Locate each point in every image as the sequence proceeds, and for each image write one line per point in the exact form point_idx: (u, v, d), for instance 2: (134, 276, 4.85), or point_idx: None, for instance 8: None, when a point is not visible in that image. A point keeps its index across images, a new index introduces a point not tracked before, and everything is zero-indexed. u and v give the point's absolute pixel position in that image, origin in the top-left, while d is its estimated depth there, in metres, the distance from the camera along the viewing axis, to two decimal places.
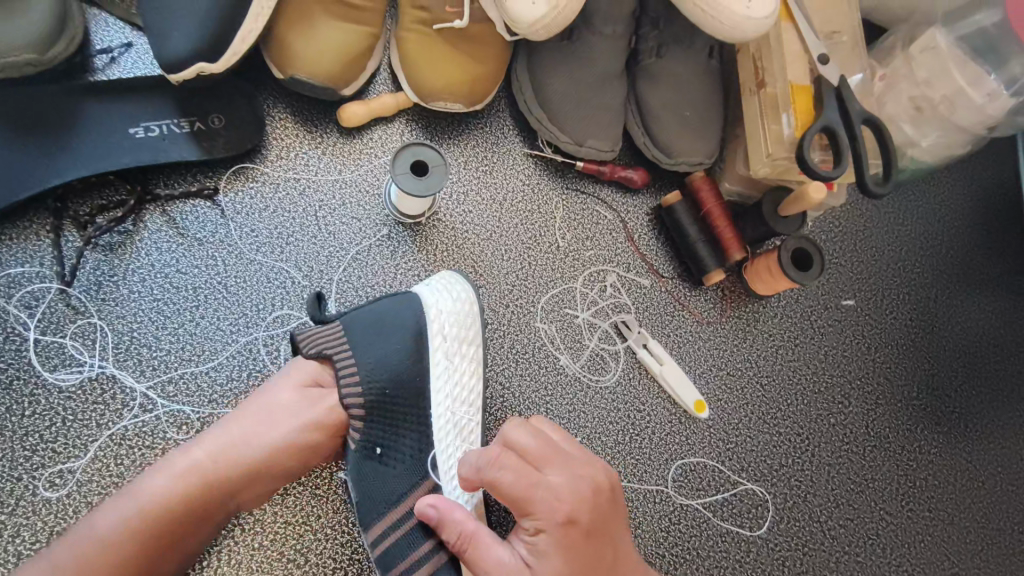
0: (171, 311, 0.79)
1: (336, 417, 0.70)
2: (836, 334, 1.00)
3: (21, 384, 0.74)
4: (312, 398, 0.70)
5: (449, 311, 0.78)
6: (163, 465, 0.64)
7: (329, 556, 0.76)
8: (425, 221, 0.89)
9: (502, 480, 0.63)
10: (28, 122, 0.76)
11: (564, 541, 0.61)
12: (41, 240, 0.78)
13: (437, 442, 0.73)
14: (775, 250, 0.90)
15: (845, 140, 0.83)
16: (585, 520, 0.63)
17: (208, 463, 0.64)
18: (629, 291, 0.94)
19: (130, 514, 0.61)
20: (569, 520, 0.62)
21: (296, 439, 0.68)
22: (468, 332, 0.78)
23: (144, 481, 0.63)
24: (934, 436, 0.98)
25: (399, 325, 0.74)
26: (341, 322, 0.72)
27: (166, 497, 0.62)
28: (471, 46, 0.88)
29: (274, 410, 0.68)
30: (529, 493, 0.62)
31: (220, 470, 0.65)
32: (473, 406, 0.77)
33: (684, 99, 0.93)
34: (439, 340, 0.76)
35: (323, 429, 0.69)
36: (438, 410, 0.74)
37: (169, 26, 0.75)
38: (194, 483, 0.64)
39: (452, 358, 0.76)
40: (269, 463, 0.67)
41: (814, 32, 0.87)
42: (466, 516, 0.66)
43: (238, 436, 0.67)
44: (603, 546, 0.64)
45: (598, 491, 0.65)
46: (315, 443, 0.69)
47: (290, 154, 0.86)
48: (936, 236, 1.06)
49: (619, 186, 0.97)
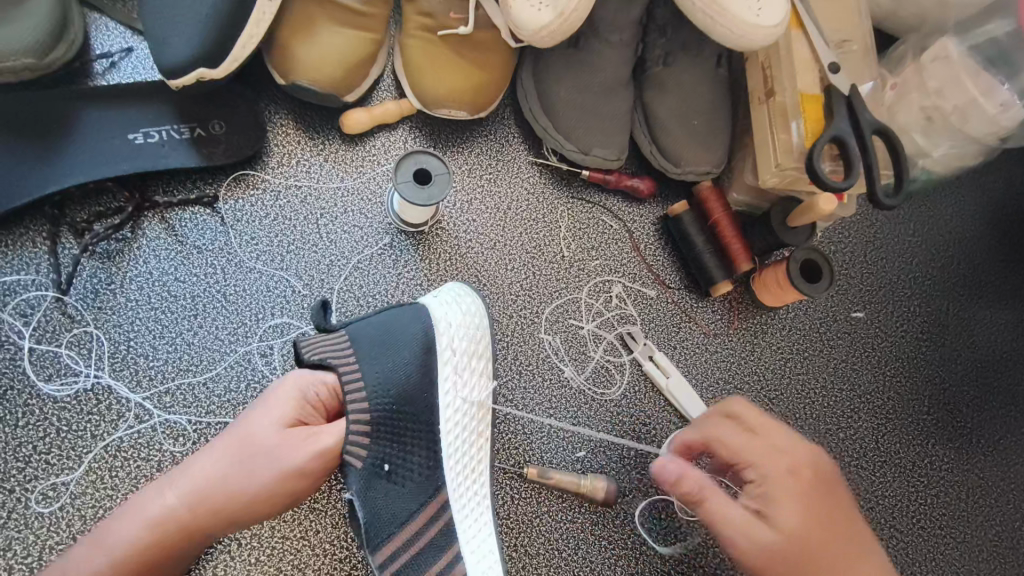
0: (169, 319, 0.78)
1: (325, 455, 0.65)
2: (845, 347, 0.98)
3: (15, 394, 0.73)
4: (298, 438, 0.64)
5: (460, 323, 0.75)
6: (136, 513, 0.62)
7: (326, 572, 0.75)
8: (428, 229, 0.88)
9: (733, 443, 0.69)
10: (26, 128, 0.75)
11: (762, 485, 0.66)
12: (37, 247, 0.76)
13: (445, 461, 0.71)
14: (783, 261, 0.89)
15: (856, 150, 0.82)
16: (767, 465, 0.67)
17: (184, 513, 0.62)
18: (634, 302, 0.93)
19: (101, 566, 0.59)
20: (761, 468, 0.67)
21: (280, 484, 0.63)
22: (479, 346, 0.76)
23: (115, 530, 0.61)
24: (945, 451, 0.96)
25: (406, 336, 0.72)
26: (346, 332, 0.71)
27: (139, 549, 0.60)
28: (475, 53, 0.87)
29: (256, 452, 0.63)
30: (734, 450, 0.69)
31: (197, 518, 0.62)
32: (483, 420, 0.75)
33: (692, 107, 0.92)
34: (448, 353, 0.73)
35: (308, 470, 0.64)
36: (445, 426, 0.72)
37: (171, 31, 0.74)
38: (164, 526, 0.61)
39: (462, 372, 0.74)
40: (247, 509, 0.63)
41: (824, 40, 0.86)
42: (702, 474, 0.68)
43: (216, 483, 0.62)
44: (832, 500, 0.66)
45: (819, 457, 0.69)
46: (301, 487, 0.65)
47: (291, 161, 0.85)
48: (946, 248, 1.04)
49: (625, 195, 0.96)
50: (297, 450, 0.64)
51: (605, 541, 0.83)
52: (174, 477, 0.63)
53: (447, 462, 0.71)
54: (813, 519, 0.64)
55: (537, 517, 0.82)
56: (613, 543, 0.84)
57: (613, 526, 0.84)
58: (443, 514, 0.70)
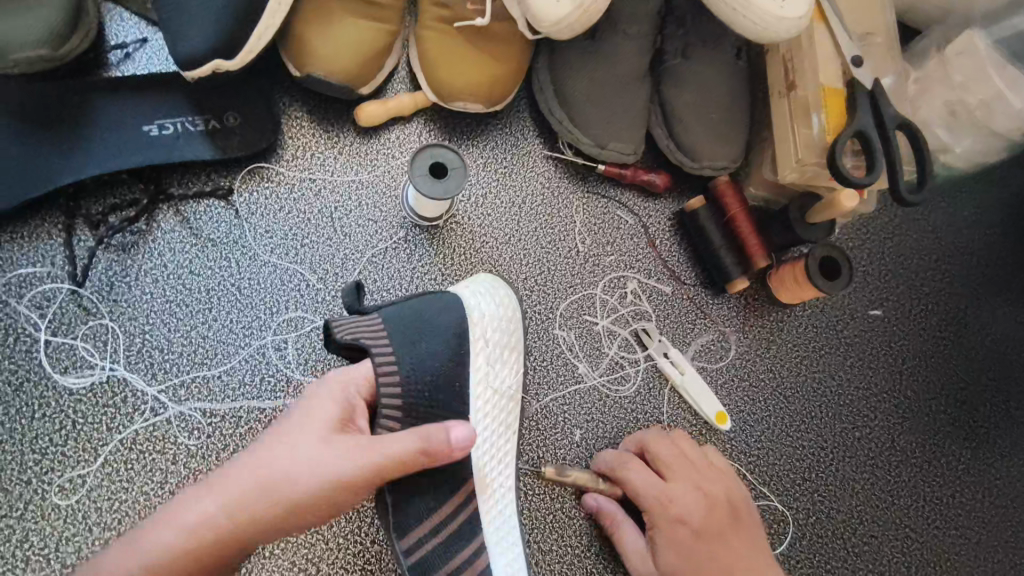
0: (184, 312, 0.78)
1: (376, 466, 0.58)
2: (862, 345, 0.97)
3: (31, 386, 0.73)
4: (341, 444, 0.59)
5: (492, 315, 0.77)
6: (172, 518, 0.57)
7: (341, 566, 0.75)
8: (442, 224, 0.87)
9: (689, 503, 0.75)
10: (42, 120, 0.75)
11: (700, 557, 0.72)
12: (53, 239, 0.76)
13: (474, 451, 0.72)
14: (801, 259, 0.88)
15: (879, 146, 0.81)
16: (710, 539, 0.73)
17: (223, 521, 0.56)
18: (649, 299, 0.92)
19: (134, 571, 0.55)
20: (711, 540, 0.73)
21: (328, 492, 0.57)
22: (510, 339, 0.78)
23: (152, 536, 0.57)
24: (962, 451, 0.95)
25: (439, 326, 0.71)
26: (381, 317, 0.69)
27: (176, 557, 0.55)
28: (492, 45, 0.86)
29: (300, 456, 0.58)
30: (684, 510, 0.74)
31: (239, 529, 0.56)
32: (512, 411, 0.78)
33: (710, 101, 0.90)
34: (481, 344, 0.75)
35: (358, 481, 0.58)
36: (477, 417, 0.73)
37: (186, 22, 0.74)
38: (198, 530, 0.56)
39: (494, 363, 0.76)
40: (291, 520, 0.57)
41: (847, 33, 0.84)
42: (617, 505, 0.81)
43: (261, 490, 0.57)
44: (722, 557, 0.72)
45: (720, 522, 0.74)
46: (344, 499, 0.58)
47: (306, 154, 0.85)
48: (967, 246, 1.02)
49: (641, 190, 0.95)
50: (347, 457, 0.58)
51: None
52: (214, 484, 0.59)
53: (477, 451, 0.73)
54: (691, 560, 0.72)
55: (551, 513, 0.82)
56: None
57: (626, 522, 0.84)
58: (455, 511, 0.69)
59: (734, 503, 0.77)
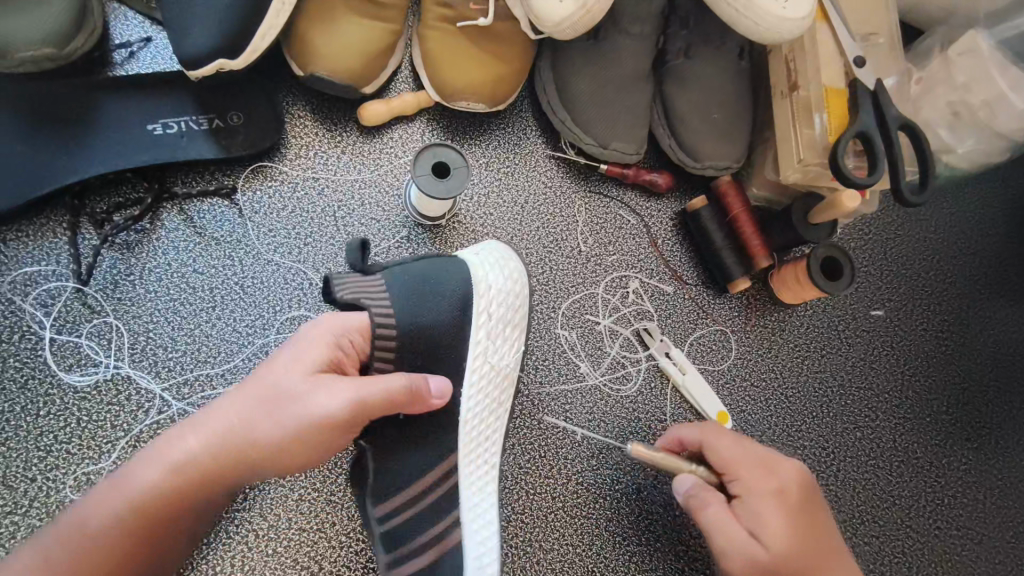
0: (187, 311, 0.78)
1: (352, 409, 0.60)
2: (864, 345, 0.97)
3: (36, 383, 0.73)
4: (318, 387, 0.60)
5: (498, 289, 0.76)
6: (156, 455, 0.59)
7: (342, 564, 0.75)
8: (445, 223, 0.87)
9: (786, 469, 0.71)
10: (47, 119, 0.75)
11: (808, 525, 0.67)
12: (57, 238, 0.77)
13: (474, 442, 0.73)
14: (803, 259, 0.88)
15: (881, 147, 0.81)
16: (809, 508, 0.69)
17: (204, 460, 0.58)
18: (651, 298, 0.92)
19: (120, 507, 0.57)
20: (811, 507, 0.69)
21: (306, 432, 0.59)
22: (514, 315, 0.77)
23: (138, 472, 0.58)
24: (964, 451, 0.95)
25: (442, 293, 0.71)
26: (385, 276, 0.69)
27: (160, 491, 0.58)
28: (495, 45, 0.86)
29: (278, 398, 0.60)
30: (785, 475, 0.70)
31: (217, 467, 0.59)
32: (506, 389, 0.76)
33: (713, 101, 0.90)
34: (483, 318, 0.74)
35: (334, 424, 0.59)
36: (470, 390, 0.73)
37: (190, 21, 0.74)
38: (180, 466, 0.58)
39: (495, 338, 0.75)
40: (270, 460, 0.59)
41: (849, 34, 0.84)
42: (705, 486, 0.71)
43: (239, 430, 0.59)
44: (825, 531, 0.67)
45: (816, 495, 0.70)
46: (322, 442, 0.60)
47: (309, 153, 0.85)
48: (969, 246, 1.02)
49: (643, 189, 0.95)
50: (324, 396, 0.59)
51: (619, 536, 0.83)
52: (200, 423, 0.61)
53: (463, 422, 0.72)
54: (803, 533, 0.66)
55: (553, 512, 0.82)
56: (627, 539, 0.83)
57: (627, 521, 0.84)
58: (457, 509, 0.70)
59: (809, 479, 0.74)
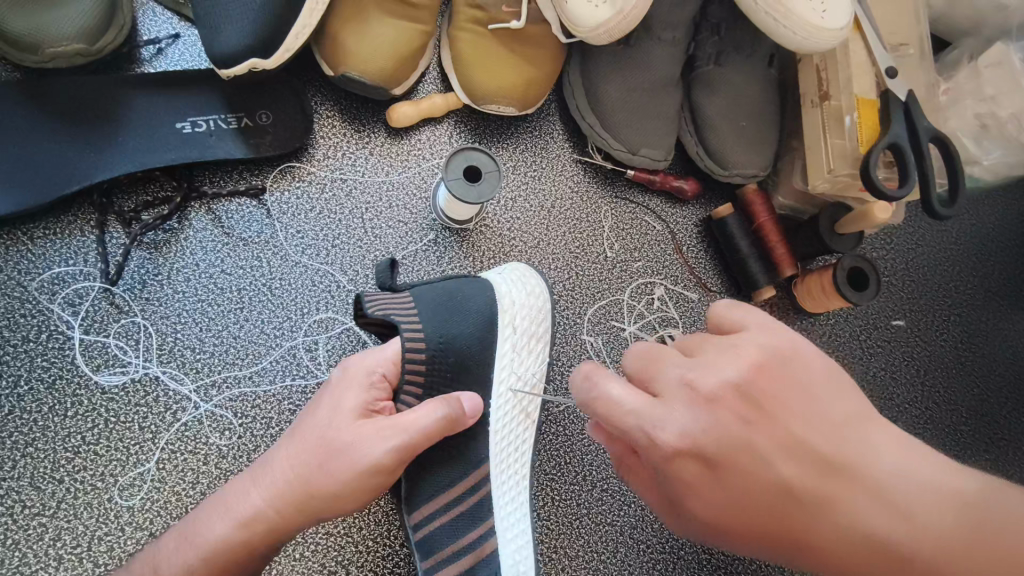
0: (215, 312, 0.77)
1: (401, 449, 0.59)
2: (885, 356, 0.97)
3: (64, 384, 0.72)
4: (367, 434, 0.60)
5: (523, 304, 0.76)
6: (224, 511, 0.60)
7: (370, 568, 0.75)
8: (472, 227, 0.87)
9: (685, 423, 0.52)
10: (78, 117, 0.74)
11: (721, 481, 0.52)
12: (85, 236, 0.76)
13: (499, 446, 0.72)
14: (830, 268, 0.88)
15: (912, 158, 0.81)
16: (722, 453, 0.52)
17: (271, 514, 0.59)
18: (676, 305, 0.92)
19: (192, 562, 0.57)
20: (732, 450, 0.52)
21: (362, 480, 0.59)
22: (539, 328, 0.77)
23: (206, 528, 0.59)
24: (981, 462, 0.96)
25: (469, 309, 0.71)
26: (413, 295, 0.68)
27: (233, 546, 0.58)
28: (526, 48, 0.85)
29: (333, 447, 0.59)
30: (684, 440, 0.52)
31: (283, 518, 0.59)
32: (533, 400, 0.76)
33: (742, 109, 0.90)
34: (509, 332, 0.74)
35: (386, 465, 0.59)
36: (498, 401, 0.73)
37: (223, 19, 0.73)
38: (247, 519, 0.59)
39: (520, 350, 0.75)
40: (333, 509, 0.60)
41: (882, 44, 0.84)
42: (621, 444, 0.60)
43: (296, 484, 0.59)
44: (751, 475, 0.52)
45: (724, 426, 0.52)
46: (382, 482, 0.60)
47: (337, 153, 0.84)
48: (989, 258, 1.02)
49: (668, 196, 0.94)
50: (377, 441, 0.59)
51: (643, 544, 0.83)
52: (258, 477, 0.61)
53: (494, 436, 0.72)
54: (710, 503, 0.52)
55: (577, 519, 0.82)
56: (651, 546, 0.83)
57: (650, 529, 0.84)
58: (483, 517, 0.69)
59: (752, 392, 0.53)
